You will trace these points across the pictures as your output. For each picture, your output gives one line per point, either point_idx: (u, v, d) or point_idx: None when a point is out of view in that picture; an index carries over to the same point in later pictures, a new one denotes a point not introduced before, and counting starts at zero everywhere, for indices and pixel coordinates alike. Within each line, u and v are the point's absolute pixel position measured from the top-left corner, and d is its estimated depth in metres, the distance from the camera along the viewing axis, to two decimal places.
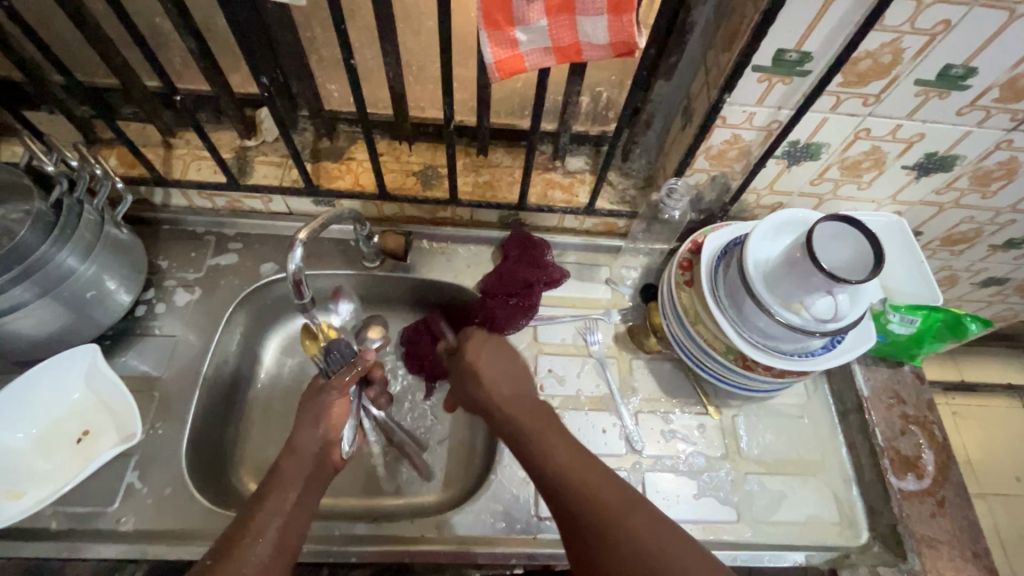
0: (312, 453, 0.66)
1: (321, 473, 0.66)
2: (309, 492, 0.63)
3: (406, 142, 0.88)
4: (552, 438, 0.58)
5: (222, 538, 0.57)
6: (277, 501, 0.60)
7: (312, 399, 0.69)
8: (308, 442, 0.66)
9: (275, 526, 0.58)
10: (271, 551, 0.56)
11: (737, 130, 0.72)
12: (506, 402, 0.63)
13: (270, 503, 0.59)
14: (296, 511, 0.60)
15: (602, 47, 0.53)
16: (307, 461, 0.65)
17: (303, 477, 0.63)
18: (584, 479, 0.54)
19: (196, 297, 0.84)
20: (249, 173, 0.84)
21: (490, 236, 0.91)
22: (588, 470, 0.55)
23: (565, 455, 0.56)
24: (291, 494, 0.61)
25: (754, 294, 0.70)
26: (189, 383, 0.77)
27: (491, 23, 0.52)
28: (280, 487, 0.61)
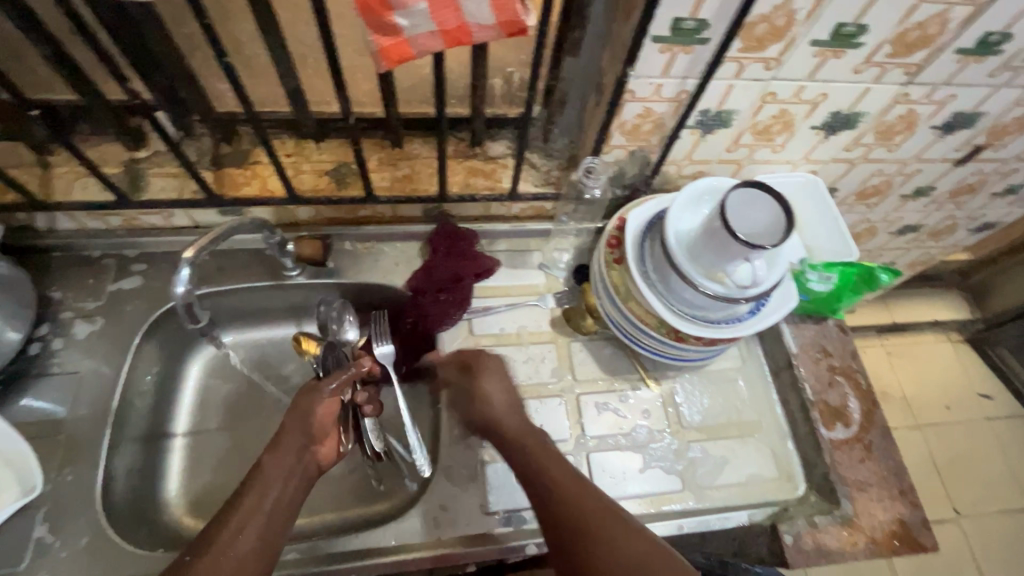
0: (296, 447, 0.63)
1: (308, 471, 0.63)
2: (289, 490, 0.60)
3: (313, 141, 0.83)
4: (545, 458, 0.62)
5: (201, 533, 0.55)
6: (255, 498, 0.57)
7: (301, 397, 0.67)
8: (292, 435, 0.64)
9: (258, 525, 0.56)
10: (254, 544, 0.54)
11: (648, 103, 0.71)
12: (517, 434, 0.66)
13: (246, 505, 0.57)
14: (275, 509, 0.58)
15: (490, 27, 0.50)
16: (289, 455, 0.62)
17: (285, 474, 0.60)
18: (568, 489, 0.58)
19: (99, 328, 0.77)
20: (143, 188, 0.78)
21: (416, 231, 0.88)
22: (570, 480, 0.59)
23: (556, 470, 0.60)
24: (271, 491, 0.58)
25: (678, 267, 0.70)
26: (99, 422, 0.71)
27: (366, 9, 0.48)
28: (259, 485, 0.59)
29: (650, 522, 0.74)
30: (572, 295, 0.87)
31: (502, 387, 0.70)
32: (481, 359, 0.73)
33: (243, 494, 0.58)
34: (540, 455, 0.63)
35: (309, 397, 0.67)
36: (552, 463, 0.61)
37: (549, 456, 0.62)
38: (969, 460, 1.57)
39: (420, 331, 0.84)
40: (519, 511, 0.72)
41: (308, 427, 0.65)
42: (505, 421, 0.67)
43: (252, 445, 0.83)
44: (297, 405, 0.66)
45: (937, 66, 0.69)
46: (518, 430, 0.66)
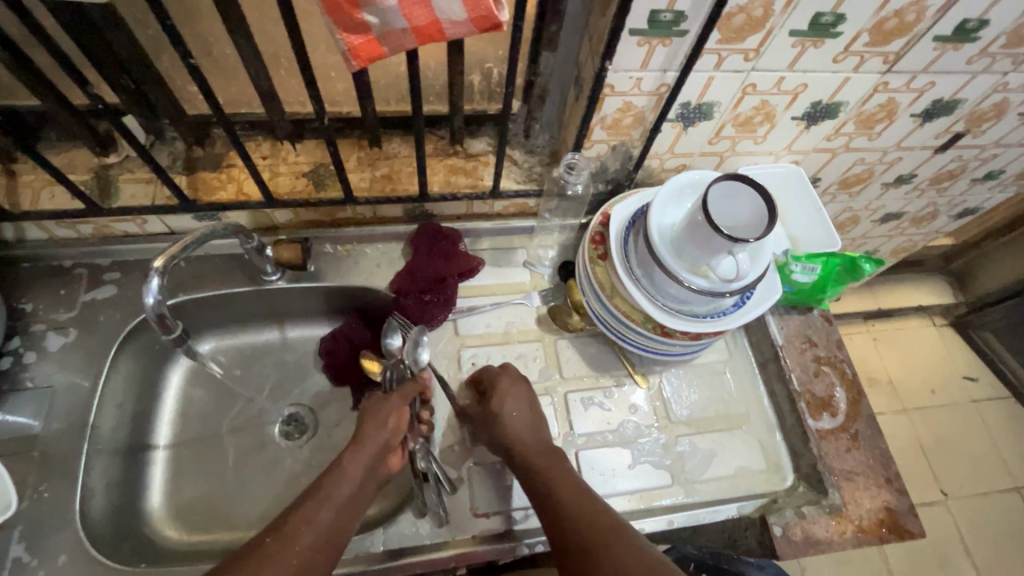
0: (376, 450, 0.64)
1: (378, 479, 0.64)
2: (360, 493, 0.60)
3: (289, 142, 0.81)
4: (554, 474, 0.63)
5: (273, 520, 0.55)
6: (329, 493, 0.58)
7: (379, 403, 0.68)
8: (372, 436, 0.65)
9: (325, 518, 0.56)
10: (318, 537, 0.55)
11: (628, 97, 0.70)
12: (534, 450, 0.66)
13: (316, 498, 0.57)
14: (345, 508, 0.58)
15: (462, 23, 0.49)
16: (367, 456, 0.63)
17: (360, 475, 0.61)
18: (574, 504, 0.58)
19: (72, 339, 0.75)
20: (113, 195, 0.76)
21: (398, 231, 0.87)
22: (579, 492, 0.60)
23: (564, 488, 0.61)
24: (344, 489, 0.59)
25: (662, 263, 0.69)
26: (75, 437, 0.70)
27: (333, 8, 0.47)
28: (335, 480, 0.60)
29: (641, 518, 0.74)
30: (558, 292, 0.87)
31: (525, 403, 0.71)
32: (502, 376, 0.73)
33: (319, 488, 0.59)
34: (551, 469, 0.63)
35: (384, 403, 0.68)
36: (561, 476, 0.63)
37: (561, 472, 0.63)
38: (955, 442, 1.60)
39: None
40: (508, 512, 0.72)
41: (385, 433, 0.66)
42: (522, 437, 0.67)
43: (236, 455, 0.81)
44: (373, 408, 0.68)
45: (915, 54, 0.69)
46: (535, 446, 0.67)
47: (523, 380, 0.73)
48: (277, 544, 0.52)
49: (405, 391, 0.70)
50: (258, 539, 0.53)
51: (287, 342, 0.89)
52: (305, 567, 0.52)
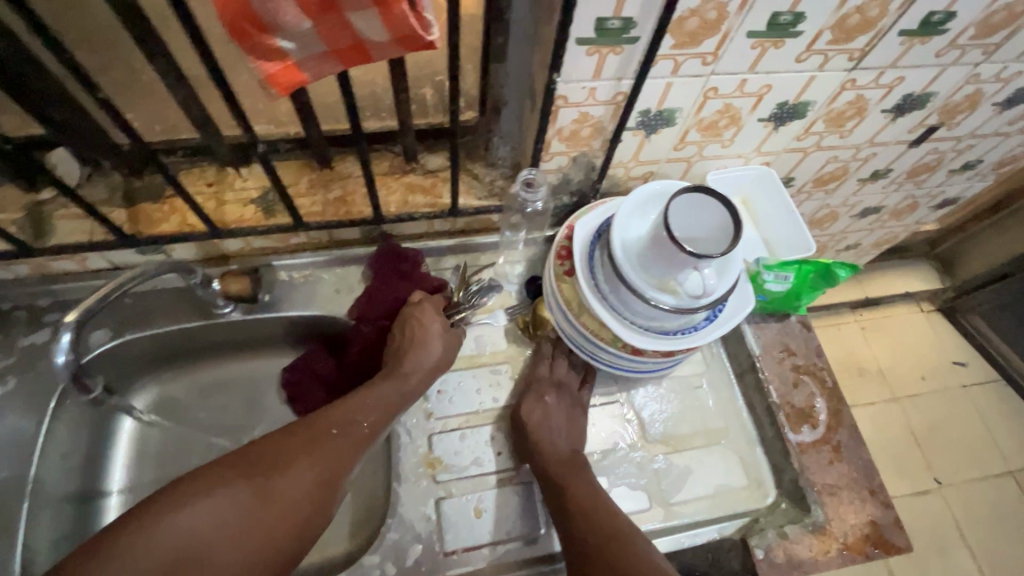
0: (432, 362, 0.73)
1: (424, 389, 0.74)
2: (405, 398, 0.70)
3: (234, 167, 0.77)
4: (584, 497, 0.65)
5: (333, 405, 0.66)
6: (381, 394, 0.68)
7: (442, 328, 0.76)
8: (433, 349, 0.73)
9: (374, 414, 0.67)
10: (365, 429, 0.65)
11: (583, 108, 0.66)
12: (559, 463, 0.69)
13: (364, 398, 0.67)
14: (387, 408, 0.68)
15: (387, 44, 0.45)
16: (422, 364, 0.72)
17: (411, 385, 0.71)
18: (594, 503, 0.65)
19: (10, 388, 0.71)
20: (48, 232, 0.72)
21: (357, 253, 0.83)
22: (598, 498, 0.65)
23: (585, 491, 0.66)
24: (392, 391, 0.69)
25: (627, 281, 0.66)
26: (14, 494, 0.66)
27: (240, 35, 0.42)
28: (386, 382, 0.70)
29: None
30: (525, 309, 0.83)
31: (565, 412, 0.74)
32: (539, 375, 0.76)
33: (375, 385, 0.69)
34: (576, 480, 0.67)
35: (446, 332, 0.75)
36: (587, 487, 0.67)
37: (583, 480, 0.67)
38: (947, 430, 1.58)
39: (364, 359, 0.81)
40: (476, 549, 0.69)
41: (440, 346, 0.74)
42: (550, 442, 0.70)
43: None
44: (442, 325, 0.75)
45: (881, 50, 0.66)
46: (562, 459, 0.69)
47: (573, 394, 0.76)
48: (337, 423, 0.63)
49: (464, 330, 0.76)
50: (320, 418, 0.64)
51: (248, 375, 0.86)
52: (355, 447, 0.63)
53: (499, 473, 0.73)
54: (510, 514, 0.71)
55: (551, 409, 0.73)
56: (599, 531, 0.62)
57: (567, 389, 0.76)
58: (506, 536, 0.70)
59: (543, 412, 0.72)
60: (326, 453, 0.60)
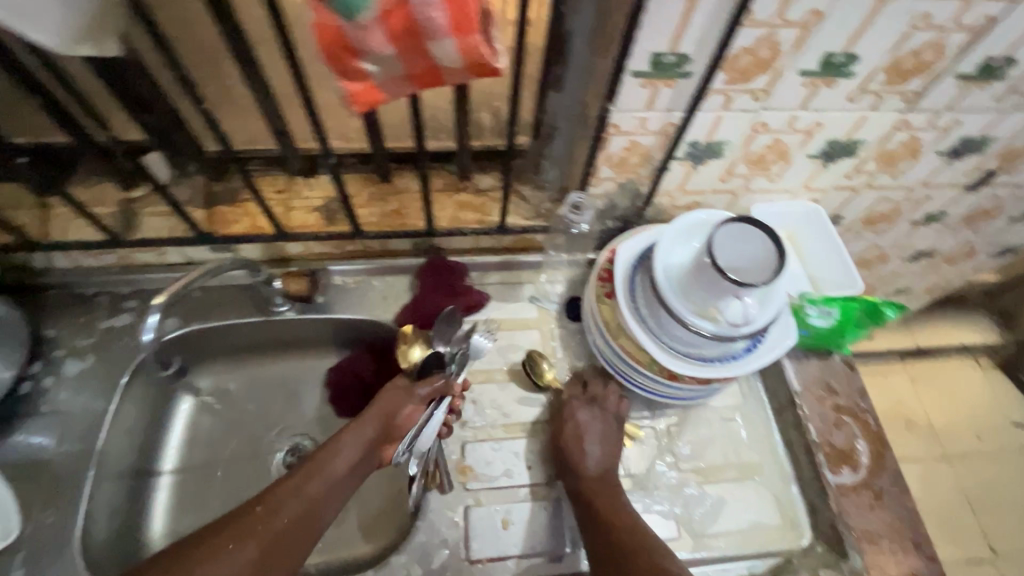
0: (372, 435, 0.71)
1: (370, 465, 0.72)
2: (349, 472, 0.68)
3: (303, 178, 0.83)
4: (619, 517, 0.67)
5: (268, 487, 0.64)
6: (321, 468, 0.66)
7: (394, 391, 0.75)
8: (373, 420, 0.72)
9: (313, 489, 0.64)
10: (300, 512, 0.62)
11: (633, 136, 0.69)
12: (592, 481, 0.70)
13: (302, 477, 0.65)
14: (329, 483, 0.66)
15: (458, 69, 0.50)
16: (366, 439, 0.70)
17: (353, 458, 0.69)
18: (625, 520, 0.66)
19: (88, 365, 0.77)
20: (136, 226, 0.79)
21: (406, 264, 0.87)
22: (625, 516, 0.67)
23: (614, 507, 0.68)
24: (332, 467, 0.67)
25: (667, 305, 0.67)
26: (83, 461, 0.71)
27: (332, 57, 0.47)
28: (323, 457, 0.67)
29: None
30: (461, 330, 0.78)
31: (600, 427, 0.75)
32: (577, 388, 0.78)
33: (310, 464, 0.67)
34: (611, 502, 0.68)
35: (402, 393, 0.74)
36: (619, 507, 0.68)
37: (617, 496, 0.69)
38: (1003, 495, 1.48)
39: None
40: (501, 560, 0.69)
41: (388, 423, 0.73)
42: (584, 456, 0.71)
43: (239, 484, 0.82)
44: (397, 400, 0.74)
45: (937, 92, 0.67)
46: (594, 475, 0.71)
47: (612, 410, 0.77)
48: (270, 507, 0.61)
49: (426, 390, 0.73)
50: (252, 504, 0.61)
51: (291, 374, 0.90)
52: (287, 532, 0.60)
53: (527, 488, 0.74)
54: (536, 529, 0.71)
55: (587, 423, 0.74)
56: (627, 549, 0.63)
57: (600, 404, 0.77)
58: (530, 551, 0.70)
59: (577, 426, 0.74)
60: (252, 542, 0.57)
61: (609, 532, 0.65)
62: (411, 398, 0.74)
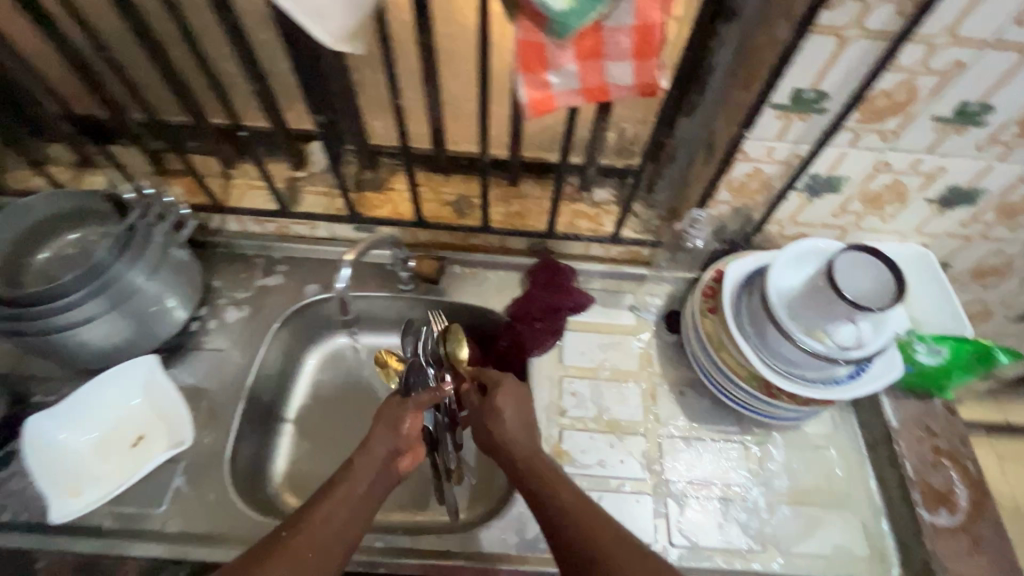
0: (384, 453, 0.67)
1: (393, 478, 0.67)
2: (374, 489, 0.65)
3: (441, 174, 0.93)
4: (559, 485, 0.63)
5: (294, 513, 0.61)
6: (343, 493, 0.63)
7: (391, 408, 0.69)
8: (381, 439, 0.67)
9: (341, 515, 0.61)
10: (334, 534, 0.60)
11: (758, 164, 0.75)
12: (524, 465, 0.66)
13: (327, 505, 0.62)
14: (357, 504, 0.63)
15: (628, 87, 0.57)
16: (375, 462, 0.66)
17: (371, 477, 0.65)
18: (578, 509, 0.60)
19: (245, 314, 0.89)
20: (299, 201, 0.92)
21: (520, 262, 0.95)
22: (584, 507, 0.61)
23: (564, 494, 0.62)
24: (357, 488, 0.64)
25: (777, 322, 0.71)
26: (235, 394, 0.81)
27: (526, 67, 0.56)
28: (349, 480, 0.64)
29: None
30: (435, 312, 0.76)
31: (517, 410, 0.71)
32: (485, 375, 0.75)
33: (331, 491, 0.63)
34: (545, 468, 0.66)
35: (398, 410, 0.69)
36: (553, 471, 0.66)
37: (562, 482, 0.64)
38: None
39: (513, 354, 0.89)
40: None
41: (395, 438, 0.67)
42: (516, 442, 0.68)
43: (352, 439, 0.89)
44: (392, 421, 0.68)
45: None
46: (529, 458, 0.67)
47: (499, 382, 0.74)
48: (300, 537, 0.58)
49: (420, 398, 0.69)
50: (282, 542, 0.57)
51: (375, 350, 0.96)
52: (322, 558, 0.58)
53: (619, 480, 0.78)
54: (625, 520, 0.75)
55: (503, 411, 0.70)
56: (586, 546, 0.57)
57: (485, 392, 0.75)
58: None
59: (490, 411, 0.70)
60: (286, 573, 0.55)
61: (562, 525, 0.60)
62: (408, 408, 0.68)
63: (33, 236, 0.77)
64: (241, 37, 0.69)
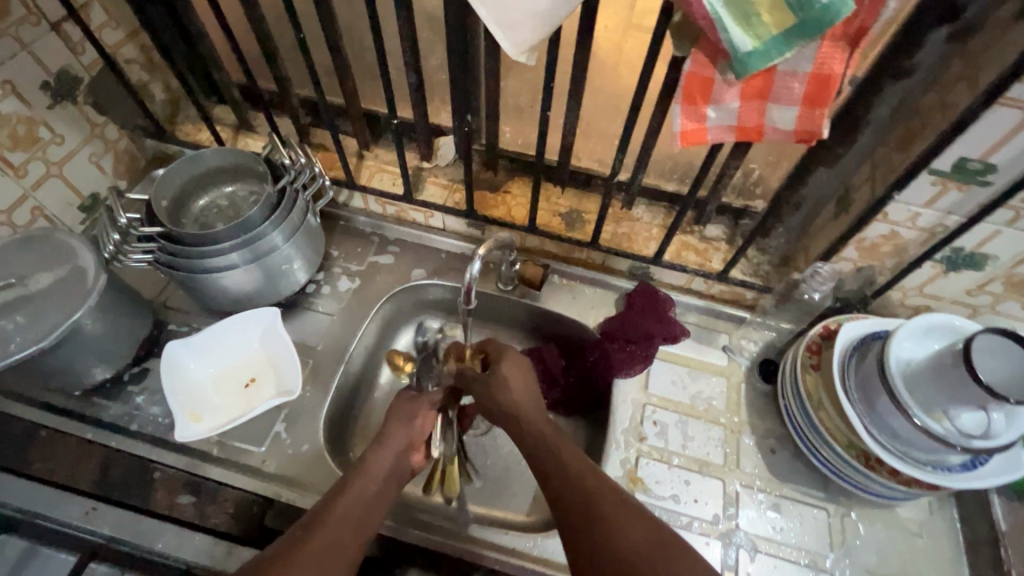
0: (398, 448, 0.67)
1: (404, 474, 0.67)
2: (388, 485, 0.63)
3: (558, 186, 0.96)
4: (565, 450, 0.62)
5: (309, 514, 0.58)
6: (356, 489, 0.61)
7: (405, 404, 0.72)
8: (394, 436, 0.68)
9: (357, 511, 0.59)
10: (355, 529, 0.57)
11: (896, 227, 0.72)
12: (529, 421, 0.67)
13: (343, 502, 0.59)
14: (374, 500, 0.61)
15: (786, 132, 0.58)
16: (389, 457, 0.65)
17: (384, 472, 0.64)
18: (582, 474, 0.59)
19: (355, 286, 0.95)
20: (421, 189, 0.97)
21: (618, 284, 0.96)
22: (588, 474, 0.59)
23: (568, 457, 0.61)
24: (371, 485, 0.62)
25: (894, 393, 0.68)
26: (336, 358, 0.87)
27: (687, 99, 0.57)
28: (362, 476, 0.62)
29: None
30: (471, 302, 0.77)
31: (520, 373, 0.72)
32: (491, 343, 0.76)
33: (347, 487, 0.61)
34: (553, 439, 0.64)
35: (412, 405, 0.71)
36: (557, 438, 0.64)
37: (563, 444, 0.63)
38: None
39: (598, 371, 0.89)
40: None
41: (408, 431, 0.69)
42: (523, 405, 0.69)
43: None
44: (401, 419, 0.70)
45: None
46: (534, 416, 0.68)
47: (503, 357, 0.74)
48: (322, 533, 0.55)
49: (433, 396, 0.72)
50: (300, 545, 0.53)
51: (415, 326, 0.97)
52: (341, 553, 0.54)
53: (689, 520, 0.77)
54: None
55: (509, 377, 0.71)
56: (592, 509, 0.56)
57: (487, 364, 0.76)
58: None
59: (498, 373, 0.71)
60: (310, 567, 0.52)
61: (568, 489, 0.58)
62: (422, 404, 0.71)
63: (197, 183, 0.86)
64: (412, 33, 0.75)
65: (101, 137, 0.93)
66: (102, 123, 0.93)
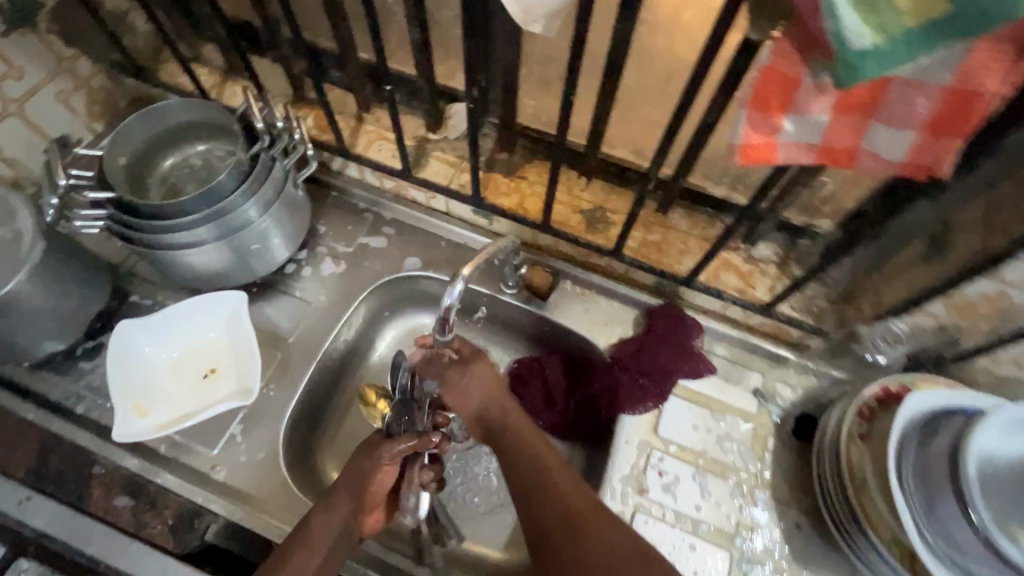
0: (343, 514, 0.57)
1: (351, 538, 0.58)
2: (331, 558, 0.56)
3: (583, 177, 0.81)
4: (540, 447, 0.60)
5: None
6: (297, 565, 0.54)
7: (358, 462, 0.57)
8: (342, 500, 0.57)
9: None
10: None
11: (1007, 288, 0.55)
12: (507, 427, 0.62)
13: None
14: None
15: (889, 163, 0.42)
16: (333, 529, 0.56)
17: (328, 545, 0.55)
18: (564, 483, 0.58)
19: (340, 271, 0.84)
20: (424, 165, 0.84)
21: (639, 299, 0.81)
22: (559, 482, 0.58)
23: (541, 459, 0.59)
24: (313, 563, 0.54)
25: (964, 499, 0.54)
26: (309, 353, 0.77)
27: (758, 104, 0.40)
28: (304, 547, 0.55)
29: None
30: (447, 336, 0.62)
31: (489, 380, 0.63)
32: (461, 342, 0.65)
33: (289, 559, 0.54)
34: (529, 439, 0.61)
35: (368, 463, 0.57)
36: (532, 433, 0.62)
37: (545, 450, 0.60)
38: None
39: (603, 401, 0.77)
40: None
41: (357, 496, 0.58)
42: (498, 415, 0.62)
43: None
44: (349, 475, 0.57)
45: None
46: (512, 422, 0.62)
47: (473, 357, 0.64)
48: None
49: (396, 446, 0.58)
50: None
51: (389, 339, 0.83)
52: None
53: None
54: None
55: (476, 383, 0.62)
56: (566, 520, 0.55)
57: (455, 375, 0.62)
58: None
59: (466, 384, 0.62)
60: None
61: (543, 499, 0.57)
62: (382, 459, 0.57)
63: (164, 140, 0.75)
64: None
65: (69, 73, 0.82)
66: (71, 57, 0.82)
